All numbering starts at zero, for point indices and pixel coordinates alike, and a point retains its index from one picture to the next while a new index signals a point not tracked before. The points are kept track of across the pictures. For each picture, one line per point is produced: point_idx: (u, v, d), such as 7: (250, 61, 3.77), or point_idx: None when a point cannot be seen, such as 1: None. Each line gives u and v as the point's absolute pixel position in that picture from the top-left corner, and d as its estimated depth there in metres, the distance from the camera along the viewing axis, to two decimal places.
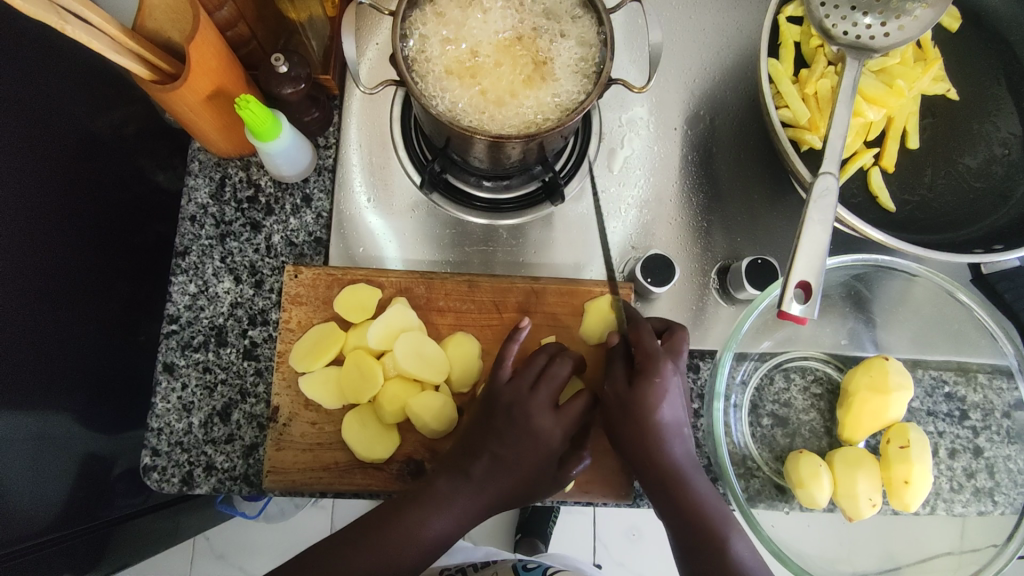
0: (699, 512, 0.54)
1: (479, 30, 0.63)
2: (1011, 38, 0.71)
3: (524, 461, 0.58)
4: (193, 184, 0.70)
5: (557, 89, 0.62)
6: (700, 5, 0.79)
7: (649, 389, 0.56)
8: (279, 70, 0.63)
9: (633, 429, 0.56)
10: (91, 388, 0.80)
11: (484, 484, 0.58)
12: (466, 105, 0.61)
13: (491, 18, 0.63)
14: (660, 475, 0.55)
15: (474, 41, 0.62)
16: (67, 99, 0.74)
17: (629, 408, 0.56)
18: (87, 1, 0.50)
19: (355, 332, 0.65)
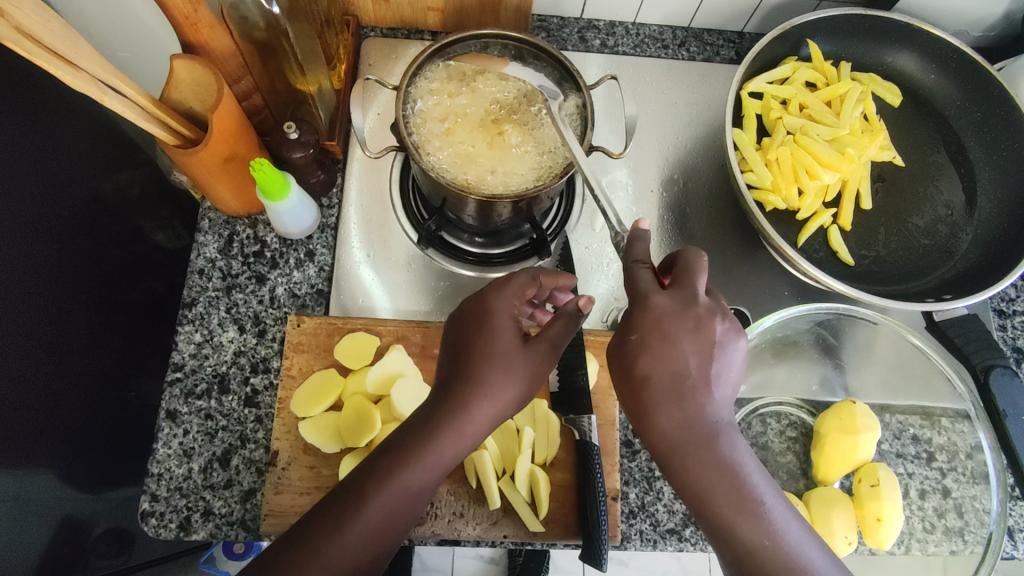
0: (723, 492, 0.47)
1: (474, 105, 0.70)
2: (947, 113, 0.81)
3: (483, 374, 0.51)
4: (203, 240, 0.75)
5: (544, 160, 0.68)
6: (672, 82, 0.88)
7: (647, 319, 0.49)
8: (291, 137, 0.69)
9: (645, 386, 0.48)
10: (76, 445, 0.81)
11: (456, 450, 0.51)
12: (463, 168, 0.67)
13: (484, 91, 0.70)
14: (681, 430, 0.47)
15: (467, 114, 0.70)
16: (74, 165, 0.80)
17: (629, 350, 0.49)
18: (125, 77, 0.56)
19: (353, 378, 0.69)
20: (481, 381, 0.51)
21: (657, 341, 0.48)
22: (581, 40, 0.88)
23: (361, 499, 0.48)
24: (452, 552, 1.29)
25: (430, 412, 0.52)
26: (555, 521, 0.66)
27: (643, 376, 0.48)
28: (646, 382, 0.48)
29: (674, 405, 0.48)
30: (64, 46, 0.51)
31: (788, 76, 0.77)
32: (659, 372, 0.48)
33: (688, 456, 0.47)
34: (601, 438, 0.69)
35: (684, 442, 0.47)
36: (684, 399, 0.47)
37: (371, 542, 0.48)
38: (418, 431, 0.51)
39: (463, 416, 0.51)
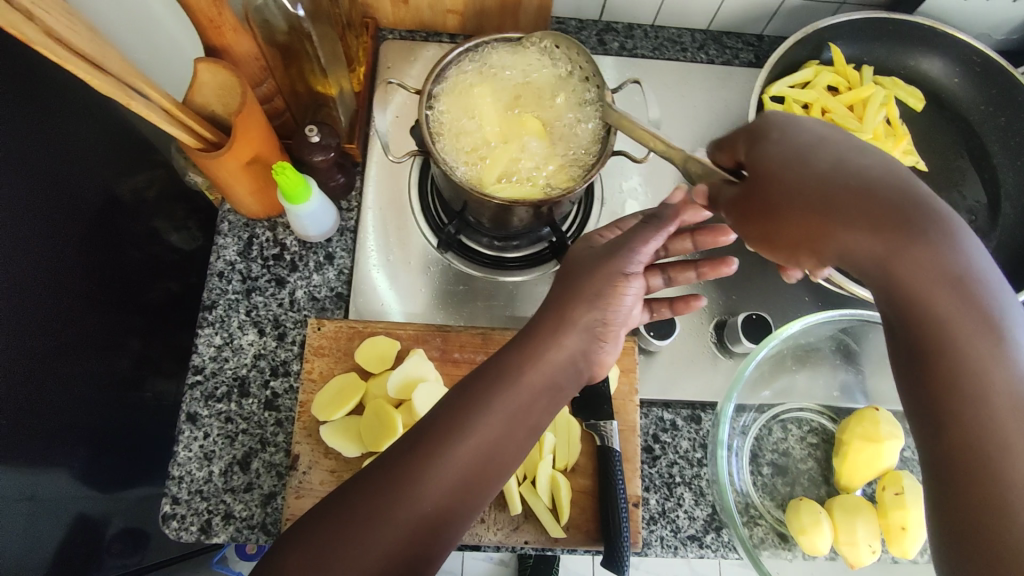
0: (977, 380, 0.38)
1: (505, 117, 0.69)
2: (971, 118, 0.80)
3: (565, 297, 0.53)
4: (223, 243, 0.75)
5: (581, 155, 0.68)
6: (691, 85, 0.87)
7: (771, 152, 0.49)
8: (312, 140, 0.69)
9: (787, 191, 0.46)
10: (92, 446, 0.81)
11: (536, 386, 0.49)
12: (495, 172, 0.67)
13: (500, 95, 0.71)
14: (889, 235, 0.41)
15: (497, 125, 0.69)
16: (92, 168, 0.80)
17: (762, 189, 0.48)
18: (150, 81, 0.56)
19: (375, 382, 0.69)
20: (562, 306, 0.52)
21: (792, 143, 0.48)
22: (599, 43, 0.88)
23: (447, 435, 0.46)
24: (462, 555, 1.28)
25: (504, 360, 0.50)
26: (576, 528, 0.66)
27: (797, 182, 0.46)
28: (794, 190, 0.46)
29: (882, 220, 0.42)
30: (91, 49, 0.51)
31: (809, 79, 0.76)
32: (819, 155, 0.46)
33: (905, 254, 0.41)
34: (622, 443, 0.68)
35: (906, 250, 0.41)
36: (906, 214, 0.41)
37: (460, 489, 0.45)
38: (496, 372, 0.49)
39: (549, 345, 0.50)
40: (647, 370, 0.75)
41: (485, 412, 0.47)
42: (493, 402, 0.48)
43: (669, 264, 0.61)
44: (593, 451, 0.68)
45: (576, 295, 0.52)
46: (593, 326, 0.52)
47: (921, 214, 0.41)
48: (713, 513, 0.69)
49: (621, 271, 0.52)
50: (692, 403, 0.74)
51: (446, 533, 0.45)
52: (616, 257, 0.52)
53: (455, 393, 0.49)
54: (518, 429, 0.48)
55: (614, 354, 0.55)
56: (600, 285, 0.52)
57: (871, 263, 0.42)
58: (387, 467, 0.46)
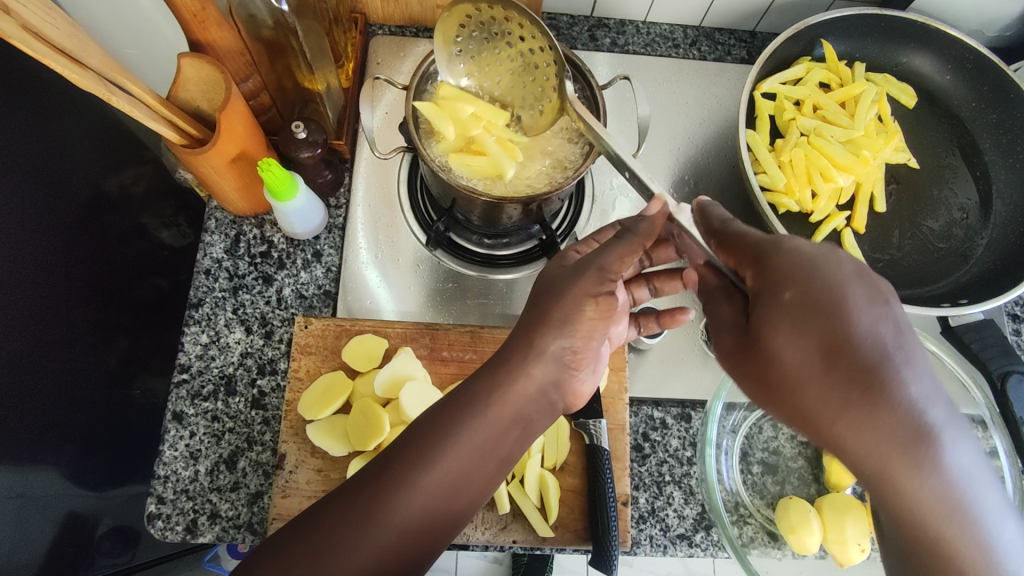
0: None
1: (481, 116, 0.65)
2: (963, 114, 0.80)
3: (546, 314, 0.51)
4: (210, 240, 0.74)
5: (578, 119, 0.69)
6: (683, 82, 0.87)
7: (771, 314, 0.43)
8: (298, 136, 0.68)
9: (796, 370, 0.41)
10: (80, 444, 0.80)
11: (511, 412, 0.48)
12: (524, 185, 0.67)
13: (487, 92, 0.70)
14: (897, 452, 0.37)
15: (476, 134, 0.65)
16: (78, 164, 0.79)
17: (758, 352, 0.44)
18: (132, 75, 0.55)
19: (362, 380, 0.68)
20: (538, 321, 0.51)
21: (793, 316, 0.41)
22: (591, 39, 0.87)
23: (408, 468, 0.45)
24: (456, 552, 1.28)
25: (481, 382, 0.49)
26: (565, 526, 0.65)
27: (805, 363, 0.40)
28: (800, 373, 0.40)
29: (894, 430, 0.37)
30: (69, 43, 0.50)
31: (802, 76, 0.76)
32: (823, 310, 0.41)
33: (905, 473, 0.37)
34: (611, 442, 0.68)
35: (908, 468, 0.37)
36: (918, 433, 0.36)
37: (431, 517, 0.45)
38: (471, 394, 0.48)
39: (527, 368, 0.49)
40: (637, 368, 0.74)
41: (458, 437, 0.46)
42: (457, 437, 0.46)
43: (653, 275, 0.71)
44: (582, 450, 0.68)
45: (545, 319, 0.50)
46: (570, 347, 0.51)
47: (927, 428, 0.36)
48: (703, 512, 0.69)
49: (591, 291, 0.51)
50: (682, 401, 0.73)
51: (408, 568, 0.44)
52: (586, 277, 0.51)
53: (429, 413, 0.48)
54: (483, 465, 0.47)
55: (586, 381, 0.56)
56: (570, 309, 0.50)
57: (868, 473, 0.38)
58: (347, 500, 0.44)
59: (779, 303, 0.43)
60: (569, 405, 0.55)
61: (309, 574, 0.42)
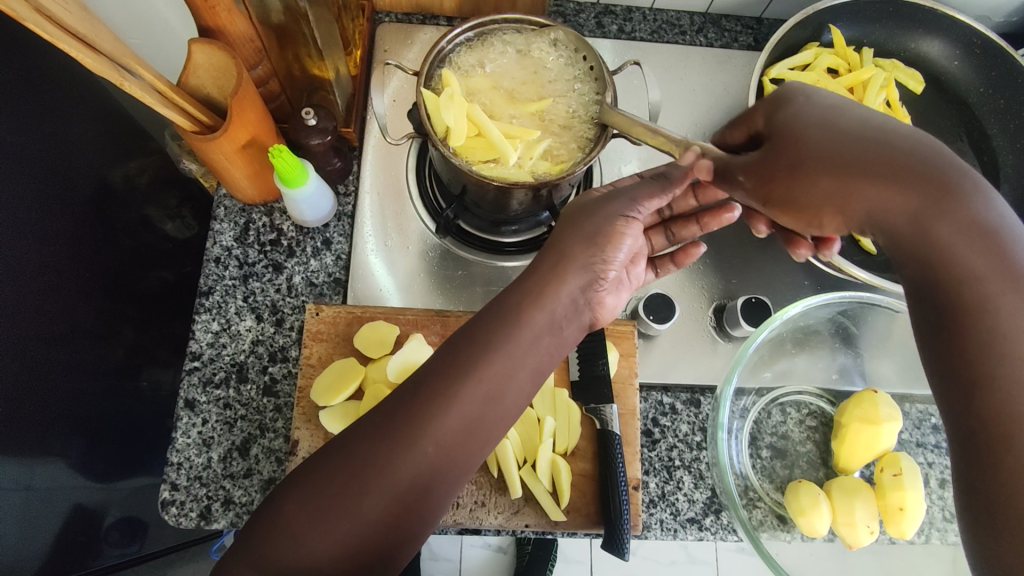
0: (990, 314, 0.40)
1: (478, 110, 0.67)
2: (970, 100, 0.80)
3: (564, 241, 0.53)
4: (219, 228, 0.74)
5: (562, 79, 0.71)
6: (690, 68, 0.86)
7: (799, 115, 0.51)
8: (309, 123, 0.68)
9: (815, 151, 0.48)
10: (89, 436, 0.80)
11: (535, 337, 0.48)
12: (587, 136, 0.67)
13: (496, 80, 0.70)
14: (922, 195, 0.43)
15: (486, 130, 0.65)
16: (83, 154, 0.79)
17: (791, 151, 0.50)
18: (144, 61, 0.55)
19: (374, 366, 0.68)
20: (558, 255, 0.52)
21: (828, 117, 0.49)
22: (598, 26, 0.87)
23: (452, 380, 0.46)
24: (460, 542, 1.29)
25: (501, 312, 0.49)
26: (576, 511, 0.66)
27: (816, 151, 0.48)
28: (831, 148, 0.48)
29: (879, 163, 0.45)
30: (82, 28, 0.50)
31: (810, 62, 0.76)
32: (824, 113, 0.49)
33: (895, 199, 0.44)
34: (622, 428, 0.68)
35: (949, 206, 0.43)
36: (946, 173, 0.43)
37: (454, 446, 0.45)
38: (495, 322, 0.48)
39: (549, 294, 0.50)
40: (647, 354, 0.75)
41: (484, 364, 0.46)
42: (490, 356, 0.47)
43: (672, 221, 0.66)
44: (593, 435, 0.68)
45: (575, 240, 0.53)
46: (590, 272, 0.52)
47: (948, 169, 0.43)
48: (713, 496, 0.70)
49: (620, 211, 0.53)
50: (691, 387, 0.74)
51: (450, 478, 0.45)
52: (615, 200, 0.53)
53: (453, 343, 0.48)
54: (522, 372, 0.48)
55: (613, 298, 0.55)
56: (600, 225, 0.53)
57: (908, 224, 0.44)
58: (388, 415, 0.45)
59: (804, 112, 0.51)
60: (596, 323, 0.55)
61: (358, 482, 0.43)
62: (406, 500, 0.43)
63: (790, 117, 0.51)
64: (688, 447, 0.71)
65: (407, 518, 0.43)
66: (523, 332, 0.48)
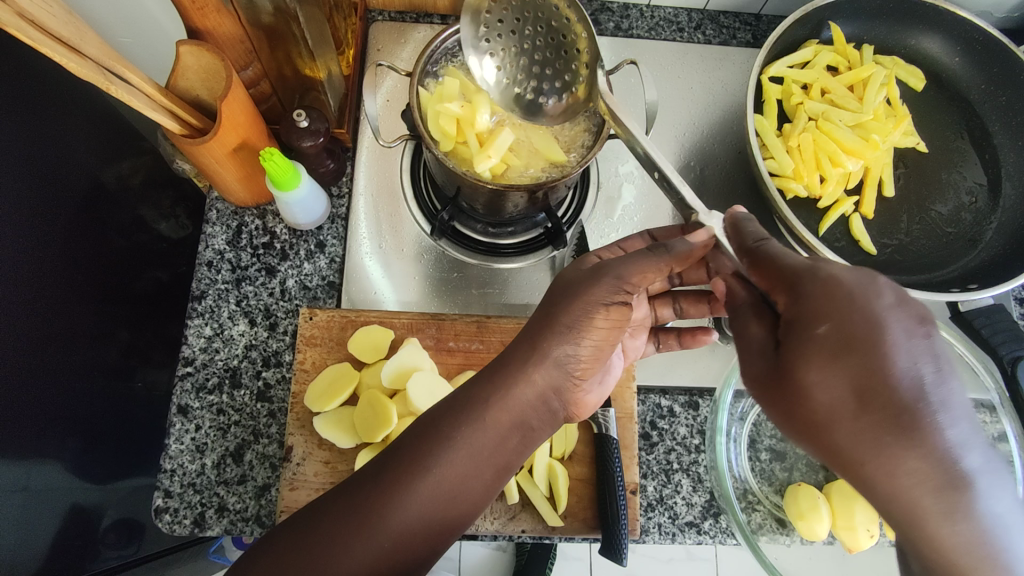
0: None
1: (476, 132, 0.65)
2: (971, 97, 0.79)
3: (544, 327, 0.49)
4: (211, 232, 0.73)
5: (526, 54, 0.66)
6: (688, 66, 0.85)
7: (798, 344, 0.39)
8: (300, 125, 0.67)
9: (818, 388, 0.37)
10: (83, 437, 0.80)
11: (498, 438, 0.48)
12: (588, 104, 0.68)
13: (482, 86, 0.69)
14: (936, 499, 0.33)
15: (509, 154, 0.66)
16: (75, 154, 0.78)
17: (779, 383, 0.40)
18: (131, 64, 0.54)
19: (368, 372, 0.68)
20: (537, 335, 0.49)
21: (838, 358, 0.36)
22: (595, 23, 0.86)
23: (415, 470, 0.46)
24: (459, 541, 1.28)
25: (470, 402, 0.48)
26: (574, 516, 0.65)
27: (813, 403, 0.37)
28: (831, 415, 0.36)
29: (876, 446, 0.34)
30: (66, 31, 0.49)
31: (809, 59, 0.75)
32: (851, 349, 0.36)
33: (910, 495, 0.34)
34: (620, 431, 0.68)
35: (941, 522, 0.33)
36: (950, 481, 0.33)
37: (409, 542, 0.46)
38: (464, 413, 0.47)
39: (520, 391, 0.48)
40: (645, 356, 0.74)
41: (448, 453, 0.46)
42: (457, 440, 0.47)
43: (682, 297, 0.70)
44: (591, 439, 0.68)
45: (551, 324, 0.49)
46: (566, 361, 0.49)
47: (955, 485, 0.33)
48: (711, 500, 0.69)
49: (601, 300, 0.49)
50: (690, 389, 0.73)
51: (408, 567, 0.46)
52: (599, 286, 0.49)
53: (424, 427, 0.48)
54: (484, 469, 0.47)
55: (592, 393, 0.56)
56: (577, 315, 0.49)
57: (893, 517, 0.35)
58: (349, 502, 0.46)
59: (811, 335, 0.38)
60: (574, 416, 0.54)
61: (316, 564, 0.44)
62: None
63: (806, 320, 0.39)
64: (688, 451, 0.71)
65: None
66: (487, 427, 0.47)
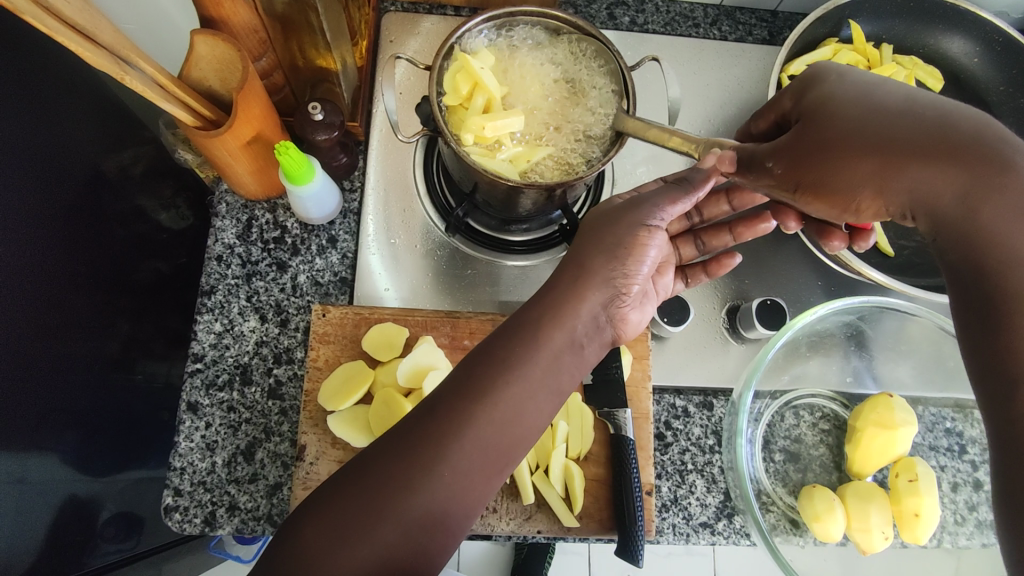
0: None
1: (486, 99, 0.63)
2: (990, 99, 0.79)
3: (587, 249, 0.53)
4: (221, 225, 0.72)
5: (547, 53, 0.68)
6: (704, 62, 0.84)
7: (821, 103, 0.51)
8: (315, 118, 0.66)
9: (850, 138, 0.48)
10: (81, 431, 0.78)
11: (553, 357, 0.47)
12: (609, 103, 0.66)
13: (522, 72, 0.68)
14: (970, 172, 0.44)
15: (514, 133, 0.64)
16: (75, 143, 0.76)
17: (821, 148, 0.50)
18: (145, 53, 0.53)
19: (383, 370, 0.67)
20: (578, 266, 0.52)
21: (866, 101, 0.49)
22: (610, 18, 0.85)
23: (470, 397, 0.45)
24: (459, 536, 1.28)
25: (516, 329, 0.48)
26: (589, 516, 0.65)
27: (848, 134, 0.49)
28: (851, 138, 0.48)
29: (905, 146, 0.46)
30: (80, 18, 0.47)
31: (829, 58, 0.74)
32: (857, 92, 0.50)
33: (987, 194, 0.44)
34: (635, 431, 0.67)
35: (985, 184, 0.44)
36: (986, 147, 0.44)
37: (480, 462, 0.44)
38: (520, 334, 0.48)
39: (572, 312, 0.49)
40: (660, 356, 0.73)
41: (509, 373, 0.46)
42: (516, 363, 0.46)
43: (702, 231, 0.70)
44: (607, 439, 0.67)
45: (595, 250, 0.52)
46: (614, 283, 0.51)
47: (983, 144, 0.44)
48: (726, 500, 0.69)
49: (642, 220, 0.53)
50: (704, 389, 0.73)
51: (469, 502, 0.44)
52: (638, 208, 0.53)
53: (475, 355, 0.48)
54: (539, 393, 0.46)
55: (637, 312, 0.55)
56: (621, 235, 0.52)
57: (946, 200, 0.45)
58: (408, 429, 0.44)
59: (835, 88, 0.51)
60: (620, 338, 0.54)
61: (376, 496, 0.41)
62: (414, 542, 0.41)
63: (819, 99, 0.51)
64: (702, 451, 0.70)
65: (421, 547, 0.42)
66: (544, 350, 0.47)
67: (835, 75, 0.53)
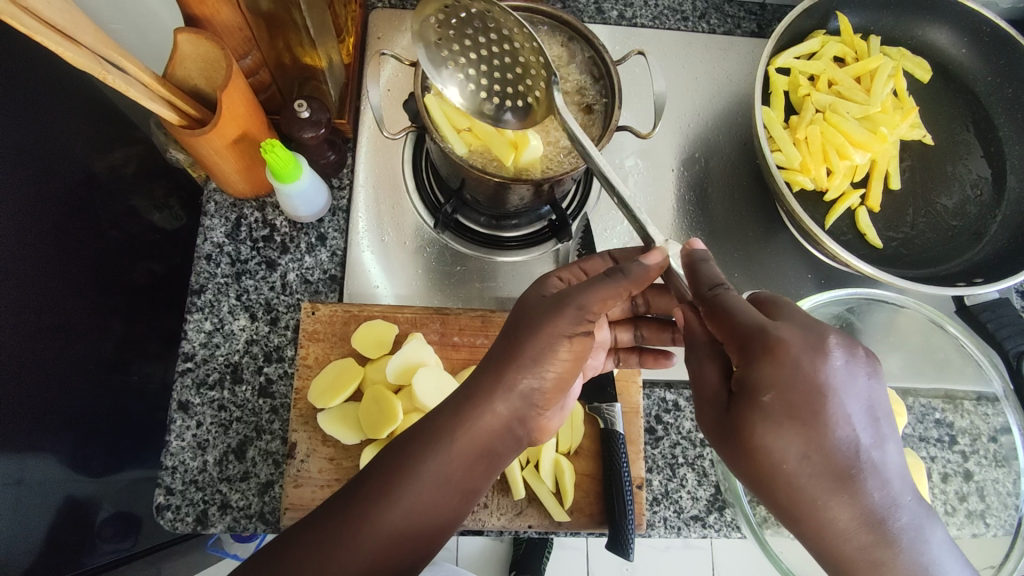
0: None
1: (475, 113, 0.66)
2: (978, 89, 0.78)
3: (508, 357, 0.49)
4: (210, 224, 0.72)
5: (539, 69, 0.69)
6: (693, 55, 0.84)
7: (751, 408, 0.41)
8: (302, 115, 0.66)
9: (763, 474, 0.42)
10: (77, 431, 0.78)
11: (455, 473, 0.48)
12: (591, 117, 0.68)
13: None
14: (856, 546, 0.40)
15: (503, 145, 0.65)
16: (66, 145, 0.76)
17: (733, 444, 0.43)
18: (129, 53, 0.53)
19: (373, 367, 0.67)
20: (501, 362, 0.49)
21: (791, 428, 0.40)
22: (598, 12, 0.85)
23: (379, 494, 0.46)
24: (457, 534, 1.28)
25: (429, 431, 0.48)
26: (581, 510, 0.65)
27: (768, 467, 0.41)
28: (777, 471, 0.41)
29: (803, 505, 0.41)
30: (61, 19, 0.47)
31: (816, 50, 0.74)
32: (786, 419, 0.40)
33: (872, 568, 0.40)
34: (626, 426, 0.67)
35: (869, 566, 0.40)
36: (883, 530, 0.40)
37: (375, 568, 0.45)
38: (426, 442, 0.47)
39: (483, 421, 0.48)
40: None
41: (414, 478, 0.47)
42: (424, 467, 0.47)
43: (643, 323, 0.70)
44: (597, 434, 0.67)
45: (518, 350, 0.49)
46: (530, 390, 0.49)
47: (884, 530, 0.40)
48: (716, 493, 0.69)
49: (567, 330, 0.48)
50: None
51: None
52: (563, 315, 0.48)
53: (387, 456, 0.48)
54: (446, 498, 0.48)
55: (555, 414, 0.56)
56: (545, 340, 0.48)
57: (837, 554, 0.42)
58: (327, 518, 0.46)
59: (759, 407, 0.41)
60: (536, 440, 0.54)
61: None
62: None
63: (748, 403, 0.42)
64: (692, 445, 0.70)
65: None
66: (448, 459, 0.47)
67: (771, 380, 0.41)
